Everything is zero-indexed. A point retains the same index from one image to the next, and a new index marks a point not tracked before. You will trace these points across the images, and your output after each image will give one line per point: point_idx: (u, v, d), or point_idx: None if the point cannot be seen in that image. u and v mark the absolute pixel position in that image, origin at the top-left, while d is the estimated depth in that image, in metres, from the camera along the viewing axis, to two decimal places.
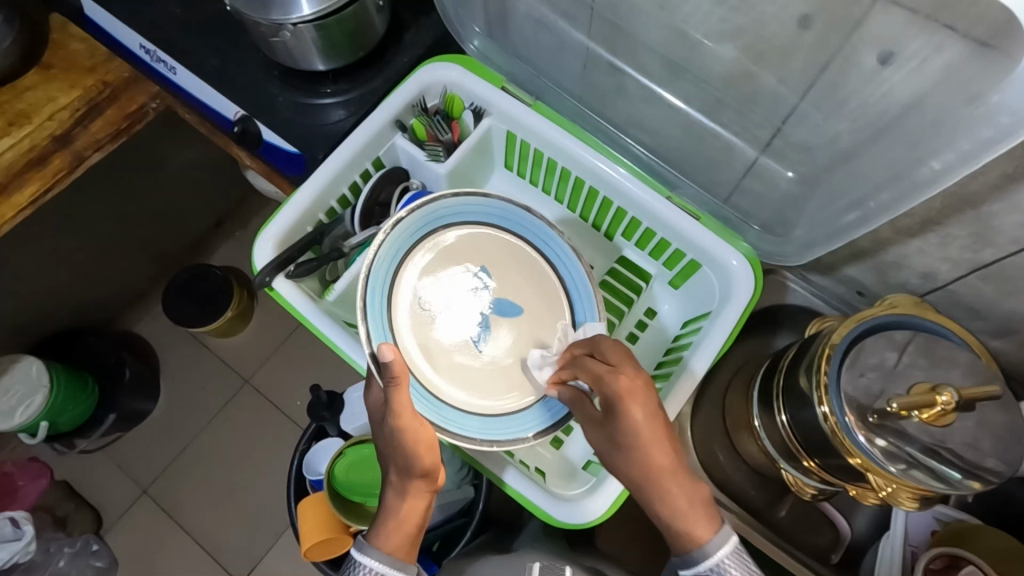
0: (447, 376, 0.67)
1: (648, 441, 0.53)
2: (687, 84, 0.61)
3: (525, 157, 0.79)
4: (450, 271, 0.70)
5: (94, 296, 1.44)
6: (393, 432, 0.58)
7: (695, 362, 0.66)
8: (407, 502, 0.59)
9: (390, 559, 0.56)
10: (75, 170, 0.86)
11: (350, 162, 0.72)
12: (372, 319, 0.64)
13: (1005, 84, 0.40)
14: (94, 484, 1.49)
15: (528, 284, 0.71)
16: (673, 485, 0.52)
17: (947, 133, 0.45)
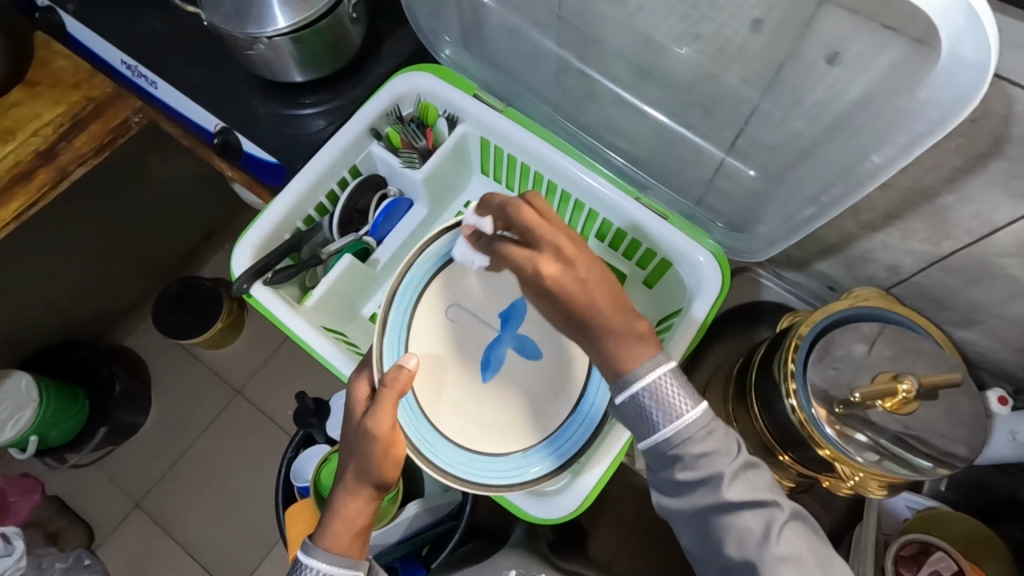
0: (452, 395, 0.71)
1: (581, 279, 0.52)
2: (653, 87, 0.63)
3: (500, 163, 0.81)
4: (491, 298, 0.75)
5: (84, 308, 1.45)
6: (366, 441, 0.59)
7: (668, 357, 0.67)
8: (354, 504, 0.60)
9: (335, 559, 0.58)
10: (59, 185, 0.88)
11: (327, 170, 0.73)
12: (390, 325, 0.69)
13: (937, 80, 0.42)
14: (86, 497, 1.49)
15: (556, 327, 0.73)
16: (614, 324, 0.53)
17: (886, 130, 0.48)
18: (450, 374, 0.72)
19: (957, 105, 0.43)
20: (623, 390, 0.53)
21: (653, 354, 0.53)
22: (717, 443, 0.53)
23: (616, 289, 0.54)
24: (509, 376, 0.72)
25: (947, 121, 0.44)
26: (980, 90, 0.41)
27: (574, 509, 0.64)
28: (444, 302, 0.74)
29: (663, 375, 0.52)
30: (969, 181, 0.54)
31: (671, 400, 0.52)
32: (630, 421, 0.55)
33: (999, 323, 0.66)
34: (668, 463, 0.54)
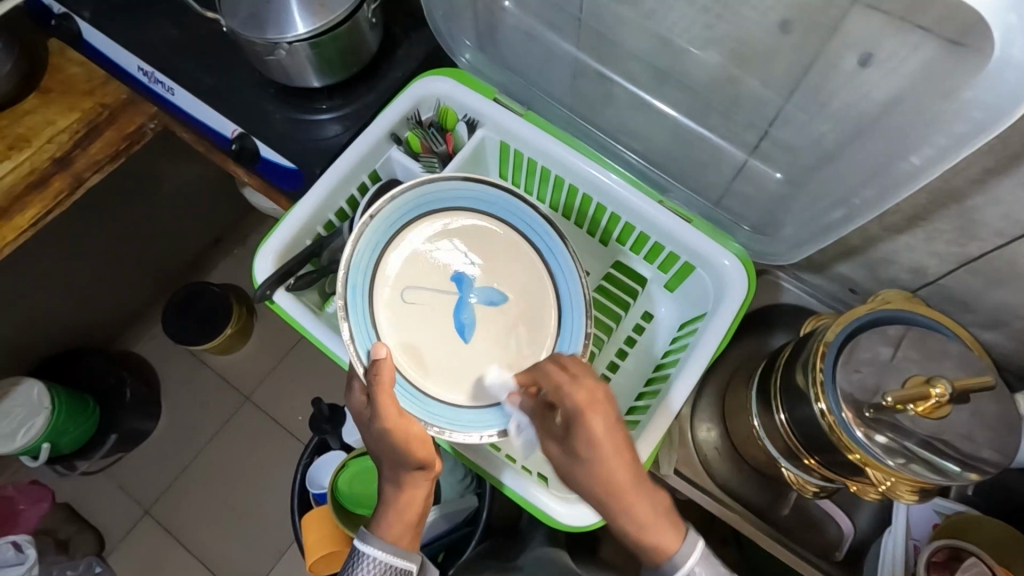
0: (440, 371, 0.67)
1: (609, 452, 0.55)
2: (675, 90, 0.63)
3: (519, 166, 0.80)
4: (437, 263, 0.70)
5: (93, 315, 1.44)
6: (383, 440, 0.59)
7: (695, 361, 0.67)
8: (405, 492, 0.62)
9: (392, 548, 0.61)
10: (75, 193, 0.87)
11: (348, 175, 0.73)
12: (355, 320, 0.64)
13: (981, 80, 0.41)
14: (96, 506, 1.48)
15: (518, 275, 0.71)
16: (634, 498, 0.56)
17: (925, 130, 0.46)
18: (430, 352, 0.68)
19: (1002, 108, 0.41)
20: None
21: (677, 532, 0.56)
22: None
23: (625, 447, 0.56)
24: (483, 327, 0.69)
25: (991, 122, 0.42)
26: None
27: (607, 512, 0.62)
28: (400, 275, 0.68)
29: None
30: (1001, 182, 0.53)
31: None
32: (690, 520, 0.60)
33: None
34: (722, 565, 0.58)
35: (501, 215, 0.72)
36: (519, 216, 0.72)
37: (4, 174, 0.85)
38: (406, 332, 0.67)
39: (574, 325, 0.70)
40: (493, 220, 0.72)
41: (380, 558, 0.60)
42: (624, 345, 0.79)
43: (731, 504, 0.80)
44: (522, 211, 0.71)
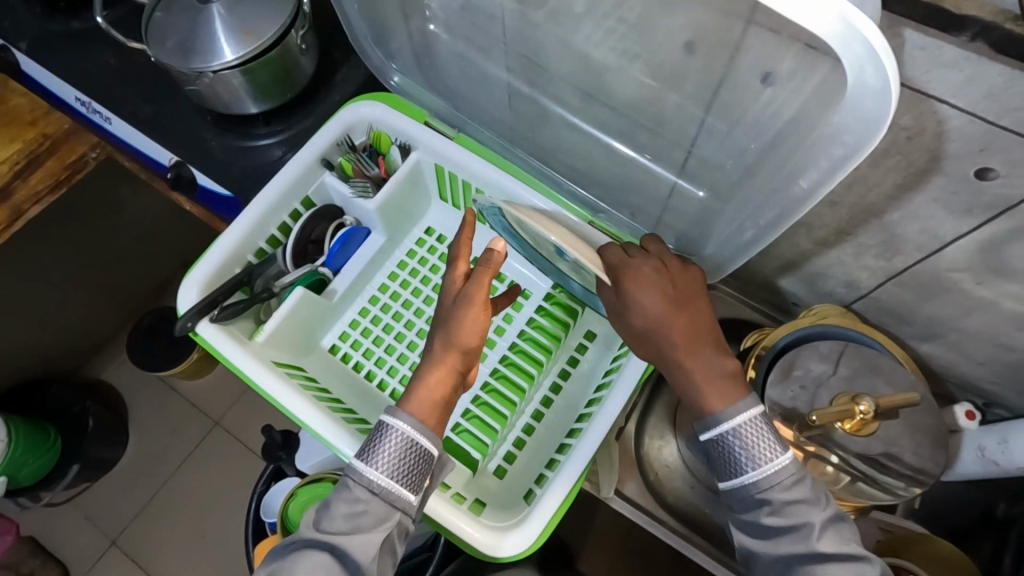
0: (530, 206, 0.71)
1: (680, 338, 0.56)
2: (601, 110, 0.63)
3: (457, 188, 0.80)
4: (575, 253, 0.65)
5: (57, 342, 1.43)
6: (461, 317, 0.59)
7: (624, 384, 0.65)
8: (441, 372, 0.58)
9: (418, 421, 0.55)
10: (15, 224, 0.86)
11: (279, 202, 0.71)
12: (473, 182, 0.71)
13: (845, 106, 0.42)
14: (62, 537, 1.45)
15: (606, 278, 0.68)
16: (694, 365, 0.56)
17: (807, 154, 0.47)
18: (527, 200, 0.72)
19: (869, 127, 0.42)
20: (709, 428, 0.54)
21: (729, 399, 0.55)
22: (805, 492, 0.53)
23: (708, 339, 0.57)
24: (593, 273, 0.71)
25: (863, 145, 0.44)
26: (889, 109, 0.40)
27: (529, 544, 0.59)
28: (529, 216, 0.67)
29: (747, 419, 0.54)
30: (913, 198, 0.52)
31: (756, 447, 0.53)
32: (716, 465, 0.56)
33: (960, 337, 0.65)
34: (748, 507, 0.54)
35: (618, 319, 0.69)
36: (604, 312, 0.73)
37: None
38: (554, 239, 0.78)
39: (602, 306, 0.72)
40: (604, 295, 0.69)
41: (407, 429, 0.54)
42: (565, 366, 0.78)
43: (672, 519, 0.79)
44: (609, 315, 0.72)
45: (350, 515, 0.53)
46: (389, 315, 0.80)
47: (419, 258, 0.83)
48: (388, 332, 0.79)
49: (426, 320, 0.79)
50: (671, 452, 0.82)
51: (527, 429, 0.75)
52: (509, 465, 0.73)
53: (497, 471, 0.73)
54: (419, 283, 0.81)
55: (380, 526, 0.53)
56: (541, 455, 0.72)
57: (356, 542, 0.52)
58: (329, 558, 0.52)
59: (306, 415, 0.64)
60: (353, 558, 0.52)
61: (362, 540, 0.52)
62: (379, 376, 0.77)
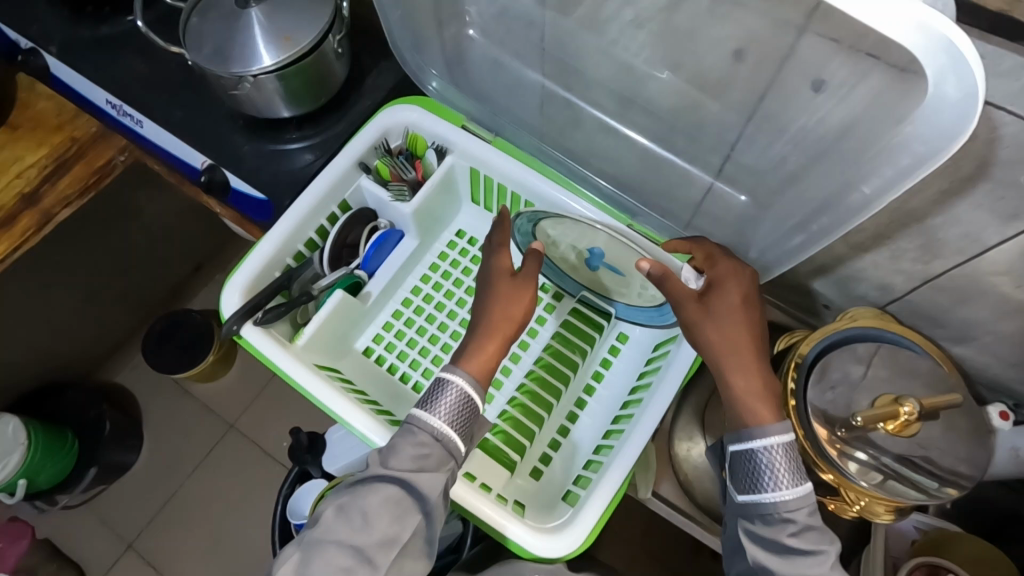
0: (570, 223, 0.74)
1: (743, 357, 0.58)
2: (639, 115, 0.64)
3: (490, 191, 0.80)
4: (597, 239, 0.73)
5: (72, 345, 1.43)
6: (492, 284, 0.67)
7: (665, 388, 0.66)
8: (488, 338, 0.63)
9: (472, 381, 0.60)
10: (43, 229, 0.86)
11: (316, 207, 0.71)
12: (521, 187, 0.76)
13: (921, 115, 0.42)
14: (78, 541, 1.45)
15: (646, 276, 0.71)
16: (750, 389, 0.57)
17: (872, 162, 0.47)
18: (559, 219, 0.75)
19: (944, 139, 0.42)
20: (741, 440, 0.56)
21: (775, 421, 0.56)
22: (818, 522, 0.54)
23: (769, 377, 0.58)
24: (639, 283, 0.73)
25: (936, 155, 0.43)
26: (968, 126, 0.40)
27: (577, 545, 0.60)
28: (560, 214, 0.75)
29: (779, 442, 0.54)
30: (957, 203, 0.53)
31: (782, 470, 0.54)
32: (738, 478, 0.56)
33: (994, 339, 0.65)
34: (761, 522, 0.55)
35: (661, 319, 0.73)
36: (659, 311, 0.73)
37: None
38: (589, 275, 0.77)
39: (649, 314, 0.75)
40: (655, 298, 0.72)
41: (462, 385, 0.59)
42: (598, 368, 0.78)
43: (704, 519, 0.79)
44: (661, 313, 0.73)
45: (416, 455, 0.57)
46: (422, 318, 0.80)
47: (451, 261, 0.83)
48: (422, 334, 0.80)
49: (459, 322, 0.80)
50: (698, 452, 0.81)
51: (561, 431, 0.75)
52: (544, 466, 0.73)
53: (533, 473, 0.73)
54: (450, 287, 0.82)
55: (441, 467, 0.57)
56: (578, 457, 0.73)
57: (425, 480, 0.56)
58: (398, 490, 0.56)
59: (349, 417, 0.64)
60: (419, 492, 0.56)
61: (429, 478, 0.56)
62: (413, 378, 0.77)
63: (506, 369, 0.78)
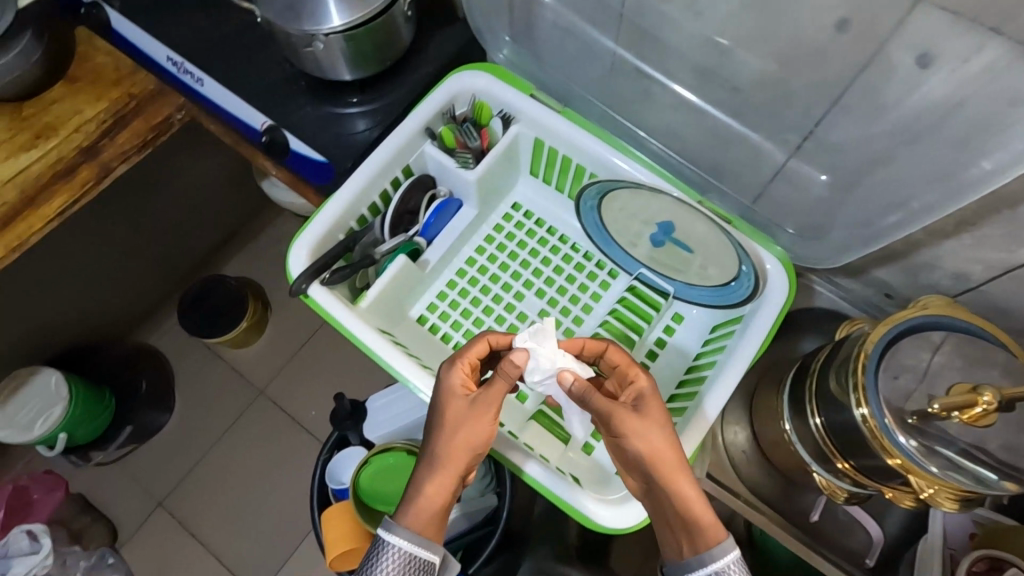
0: (639, 196, 0.72)
1: (666, 468, 0.53)
2: (718, 89, 0.62)
3: (552, 165, 0.79)
4: (663, 209, 0.71)
5: (109, 305, 1.44)
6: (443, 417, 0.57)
7: (732, 367, 0.65)
8: (432, 482, 0.55)
9: (417, 538, 0.52)
10: (102, 182, 0.87)
11: (380, 171, 0.71)
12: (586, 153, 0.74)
13: None
14: (110, 497, 1.47)
15: (718, 250, 0.69)
16: (686, 500, 0.53)
17: (1000, 134, 0.46)
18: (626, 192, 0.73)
19: None
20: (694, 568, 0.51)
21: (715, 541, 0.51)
22: None
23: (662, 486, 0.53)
24: (708, 263, 0.70)
25: None
26: None
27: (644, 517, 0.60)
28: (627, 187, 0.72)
29: (728, 564, 0.50)
30: None
31: None
32: None
33: None
34: None
35: (727, 301, 0.69)
36: (722, 295, 0.69)
37: (30, 164, 0.85)
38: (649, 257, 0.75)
39: (705, 295, 0.71)
40: (723, 276, 0.69)
41: (405, 549, 0.52)
42: (653, 347, 0.77)
43: (755, 501, 0.79)
44: (725, 296, 0.69)
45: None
46: (477, 288, 0.80)
47: (507, 233, 0.83)
48: (477, 305, 0.79)
49: (514, 295, 0.80)
50: (746, 434, 0.82)
51: None
52: (595, 441, 0.73)
53: (585, 447, 0.72)
54: (507, 259, 0.81)
55: None
56: None
57: None
58: None
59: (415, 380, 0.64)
60: None
61: None
62: (467, 348, 0.77)
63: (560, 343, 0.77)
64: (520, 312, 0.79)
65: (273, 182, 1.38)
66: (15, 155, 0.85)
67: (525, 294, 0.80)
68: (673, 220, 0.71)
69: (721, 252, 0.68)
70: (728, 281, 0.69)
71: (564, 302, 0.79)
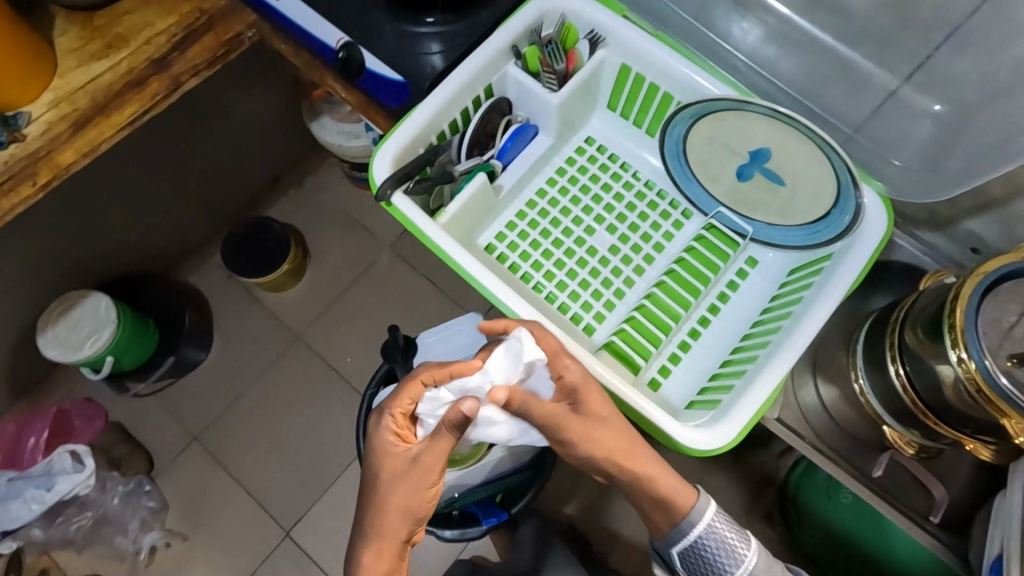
0: (737, 121, 0.70)
1: (624, 455, 0.60)
2: (825, 13, 0.65)
3: (634, 96, 0.77)
4: (761, 134, 0.69)
5: (156, 238, 1.45)
6: (390, 487, 0.56)
7: (825, 296, 0.64)
8: (390, 556, 0.56)
9: None
10: (172, 95, 0.86)
11: (464, 86, 0.69)
12: (677, 80, 0.73)
13: None
14: (147, 429, 1.49)
15: (815, 178, 0.68)
16: (654, 473, 0.62)
17: None
18: (719, 120, 0.70)
19: None
20: (681, 536, 0.64)
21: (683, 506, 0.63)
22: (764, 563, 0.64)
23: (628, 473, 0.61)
24: (802, 194, 0.69)
25: None
26: None
27: (733, 438, 0.59)
28: (722, 114, 0.70)
29: (711, 520, 0.63)
30: None
31: (729, 540, 0.64)
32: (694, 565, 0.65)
33: None
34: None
35: (819, 237, 0.67)
36: (813, 229, 0.67)
37: (101, 73, 0.84)
38: (732, 194, 0.73)
39: (789, 235, 0.69)
40: (820, 209, 0.67)
41: None
42: (725, 289, 0.74)
43: (823, 445, 0.77)
44: (813, 229, 0.68)
45: None
46: (546, 220, 0.78)
47: (579, 166, 0.81)
48: (546, 236, 0.77)
49: (585, 229, 0.78)
50: (809, 386, 0.80)
51: (682, 346, 0.72)
52: (663, 378, 0.71)
53: (651, 383, 0.71)
54: (578, 192, 0.79)
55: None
56: (703, 372, 0.71)
57: None
58: None
59: (503, 295, 0.65)
60: None
61: None
62: (534, 279, 0.75)
63: (628, 280, 0.75)
64: (590, 246, 0.77)
65: (325, 123, 1.37)
66: (86, 64, 0.84)
67: (596, 229, 0.78)
68: (772, 147, 0.69)
69: (824, 177, 0.67)
70: (821, 215, 0.67)
71: (636, 239, 0.77)
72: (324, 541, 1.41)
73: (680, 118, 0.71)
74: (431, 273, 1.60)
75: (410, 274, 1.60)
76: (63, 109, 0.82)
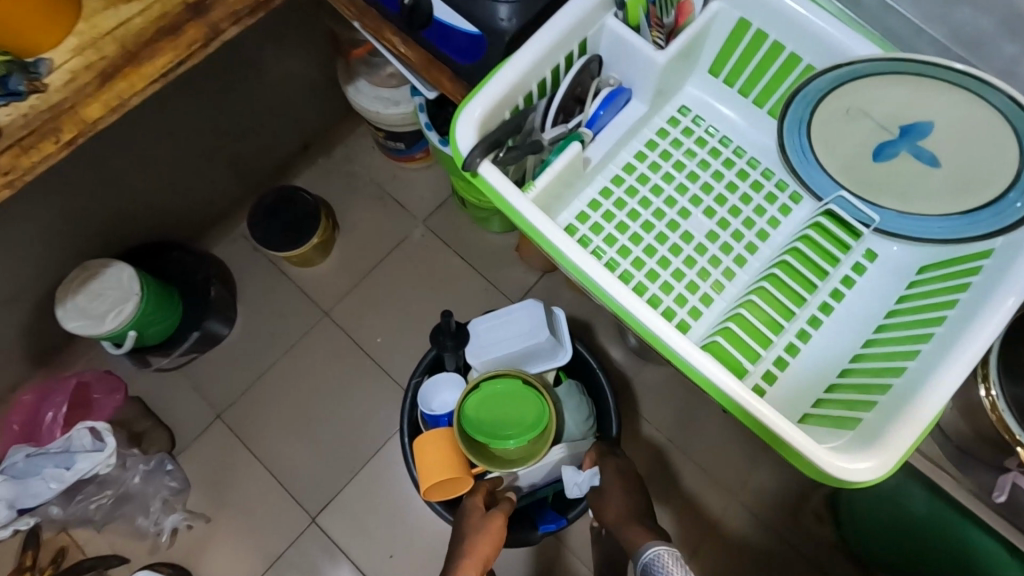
0: (884, 92, 0.61)
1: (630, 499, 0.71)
2: None
3: (747, 60, 0.68)
4: (913, 103, 0.60)
5: (180, 205, 1.36)
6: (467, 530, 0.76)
7: (1000, 297, 0.53)
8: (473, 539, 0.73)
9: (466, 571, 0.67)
10: (210, 44, 0.76)
11: (557, 41, 0.60)
12: (813, 39, 0.63)
13: None
14: (169, 405, 1.42)
15: (975, 159, 0.59)
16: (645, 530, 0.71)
17: None
18: (865, 89, 0.61)
19: None
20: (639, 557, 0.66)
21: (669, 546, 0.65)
22: None
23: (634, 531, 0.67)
24: (954, 179, 0.60)
25: None
26: None
27: (885, 469, 0.50)
28: (867, 83, 0.61)
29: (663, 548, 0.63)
30: None
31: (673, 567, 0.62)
32: None
33: None
34: None
35: (975, 231, 0.57)
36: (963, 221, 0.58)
37: (132, 16, 0.75)
38: (867, 177, 0.63)
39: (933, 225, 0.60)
40: (979, 198, 0.58)
41: None
42: (838, 286, 0.65)
43: None
44: (967, 223, 0.58)
45: None
46: (635, 200, 0.69)
47: (671, 139, 0.71)
48: (635, 218, 0.68)
49: (678, 211, 0.69)
50: None
51: (789, 350, 0.64)
52: (768, 386, 0.62)
53: (756, 391, 0.62)
54: (671, 169, 0.70)
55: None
56: (813, 382, 0.62)
57: None
58: None
59: (606, 283, 0.57)
60: None
61: None
62: (621, 266, 0.67)
63: (729, 272, 0.67)
64: (685, 231, 0.68)
65: (362, 87, 1.26)
66: (114, 6, 0.75)
67: (692, 212, 0.69)
68: (928, 121, 0.61)
69: (996, 155, 0.58)
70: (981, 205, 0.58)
71: (736, 225, 0.68)
72: (352, 527, 1.35)
73: (815, 84, 0.62)
74: (467, 250, 1.51)
75: (445, 250, 1.51)
76: (88, 58, 0.73)
